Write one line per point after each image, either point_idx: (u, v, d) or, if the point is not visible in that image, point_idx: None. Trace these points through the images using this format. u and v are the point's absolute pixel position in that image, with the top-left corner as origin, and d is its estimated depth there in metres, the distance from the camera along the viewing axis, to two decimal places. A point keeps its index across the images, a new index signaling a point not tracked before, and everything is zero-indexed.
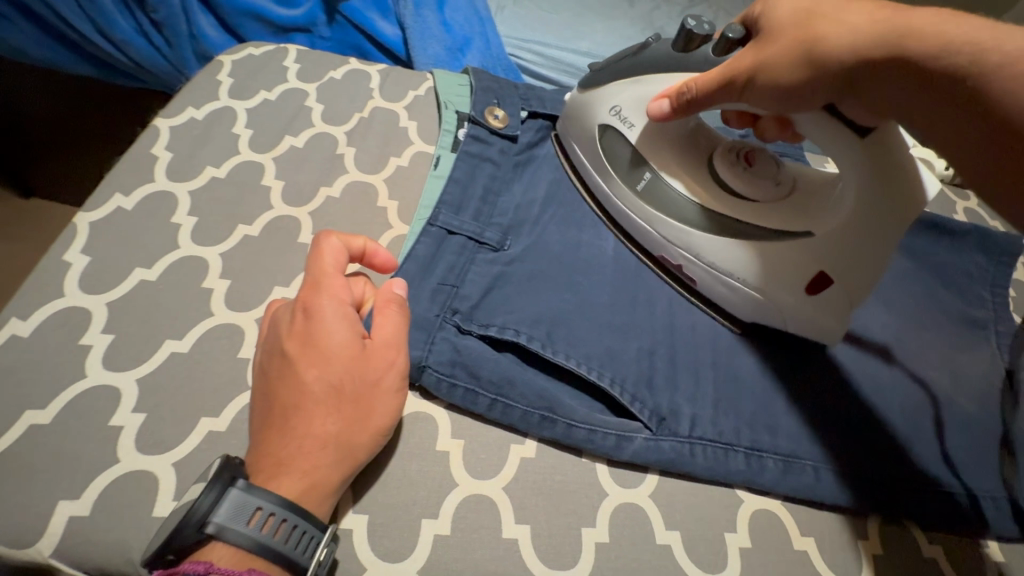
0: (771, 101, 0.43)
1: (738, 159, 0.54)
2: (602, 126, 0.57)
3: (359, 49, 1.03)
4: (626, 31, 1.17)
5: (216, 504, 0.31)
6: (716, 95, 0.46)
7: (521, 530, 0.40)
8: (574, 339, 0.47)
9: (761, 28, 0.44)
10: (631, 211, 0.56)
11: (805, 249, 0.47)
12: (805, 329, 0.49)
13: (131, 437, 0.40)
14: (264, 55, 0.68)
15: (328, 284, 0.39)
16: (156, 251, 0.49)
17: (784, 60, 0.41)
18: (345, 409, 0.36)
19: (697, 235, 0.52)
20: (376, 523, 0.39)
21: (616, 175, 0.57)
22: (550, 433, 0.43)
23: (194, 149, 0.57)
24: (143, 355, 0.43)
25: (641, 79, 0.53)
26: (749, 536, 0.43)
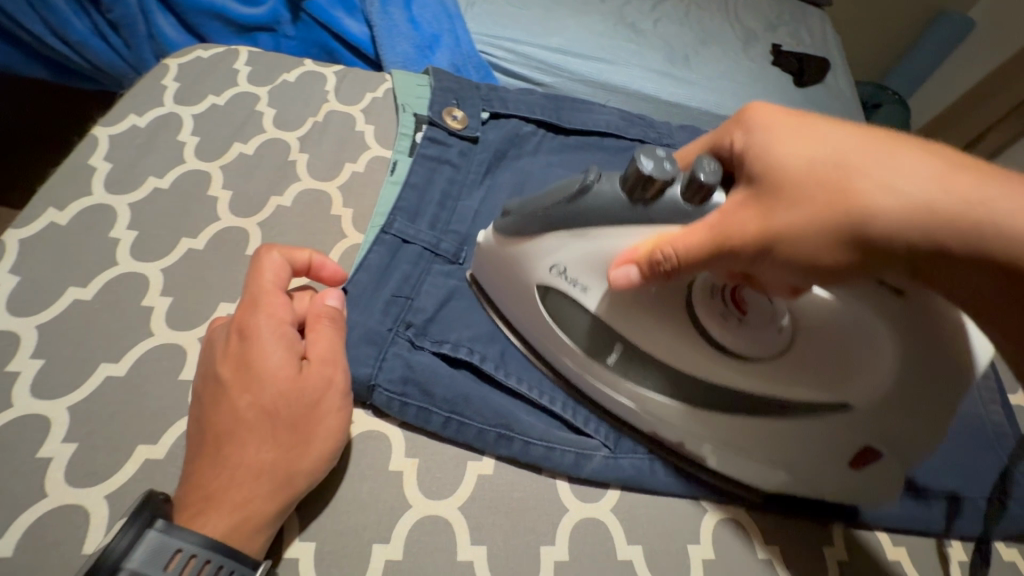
0: (793, 251, 0.33)
1: (728, 303, 0.41)
2: (541, 287, 0.43)
3: (324, 48, 0.98)
4: (596, 26, 1.16)
5: (134, 546, 0.29)
6: (710, 263, 0.34)
7: (477, 551, 0.39)
8: (525, 362, 0.46)
9: (755, 172, 0.34)
10: (589, 382, 0.44)
11: (841, 429, 0.38)
12: (827, 489, 0.42)
13: (60, 470, 0.37)
14: (213, 57, 0.65)
15: (265, 303, 0.38)
16: (92, 268, 0.47)
17: (812, 236, 0.32)
18: (281, 436, 0.35)
19: (673, 403, 0.41)
20: (324, 551, 0.37)
21: (573, 346, 0.43)
22: (507, 450, 0.42)
23: (136, 159, 0.54)
24: (74, 381, 0.41)
25: (576, 231, 0.39)
26: (713, 547, 0.42)
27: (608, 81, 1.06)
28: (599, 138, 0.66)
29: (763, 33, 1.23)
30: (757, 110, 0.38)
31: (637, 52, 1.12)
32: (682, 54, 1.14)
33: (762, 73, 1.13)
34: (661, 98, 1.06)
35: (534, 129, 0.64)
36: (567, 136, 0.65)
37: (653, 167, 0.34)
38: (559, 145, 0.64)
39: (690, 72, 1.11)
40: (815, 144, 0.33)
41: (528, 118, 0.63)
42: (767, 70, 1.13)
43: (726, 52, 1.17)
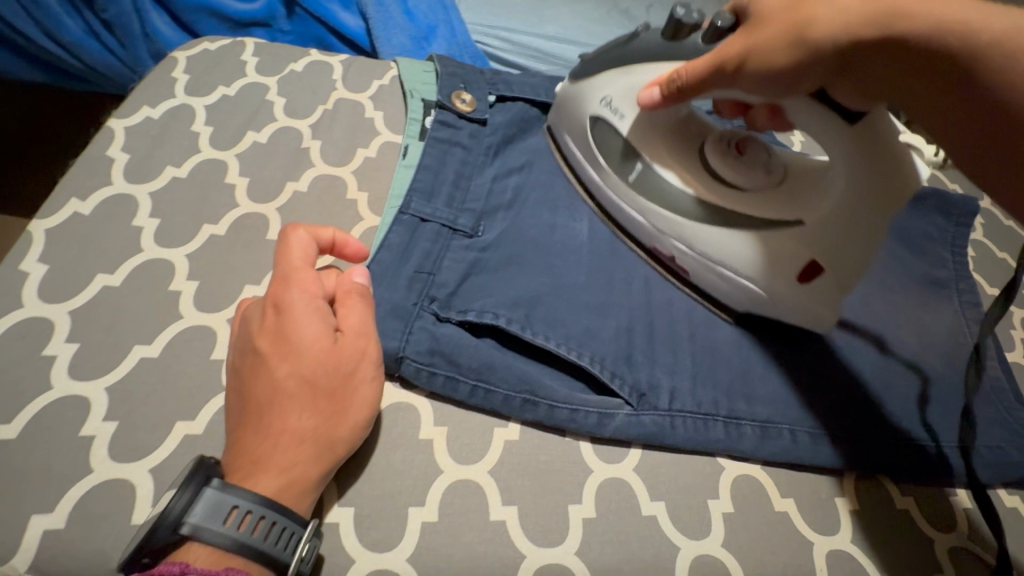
0: (760, 84, 0.41)
1: (730, 149, 0.53)
2: (591, 118, 0.56)
3: (322, 41, 1.00)
4: (591, 13, 1.17)
5: (191, 505, 0.30)
6: (710, 82, 0.43)
7: (508, 511, 0.41)
8: (552, 322, 0.47)
9: (751, 10, 0.41)
10: (615, 202, 0.55)
11: (798, 236, 0.47)
12: (808, 316, 0.48)
13: (103, 446, 0.39)
14: (220, 50, 0.66)
15: (297, 277, 0.39)
16: (118, 255, 0.48)
17: (773, 44, 0.39)
18: (321, 404, 0.36)
19: (690, 227, 0.50)
20: (364, 515, 0.39)
21: (607, 164, 0.55)
22: (533, 416, 0.44)
23: (152, 149, 0.55)
24: (110, 363, 0.42)
25: (624, 70, 0.53)
26: (731, 501, 0.45)
27: None
28: None
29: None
30: None
31: None
32: None
33: None
34: None
35: (540, 112, 0.65)
36: None
37: (683, 13, 0.46)
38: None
39: None
40: None
41: (534, 100, 0.64)
42: None
43: None
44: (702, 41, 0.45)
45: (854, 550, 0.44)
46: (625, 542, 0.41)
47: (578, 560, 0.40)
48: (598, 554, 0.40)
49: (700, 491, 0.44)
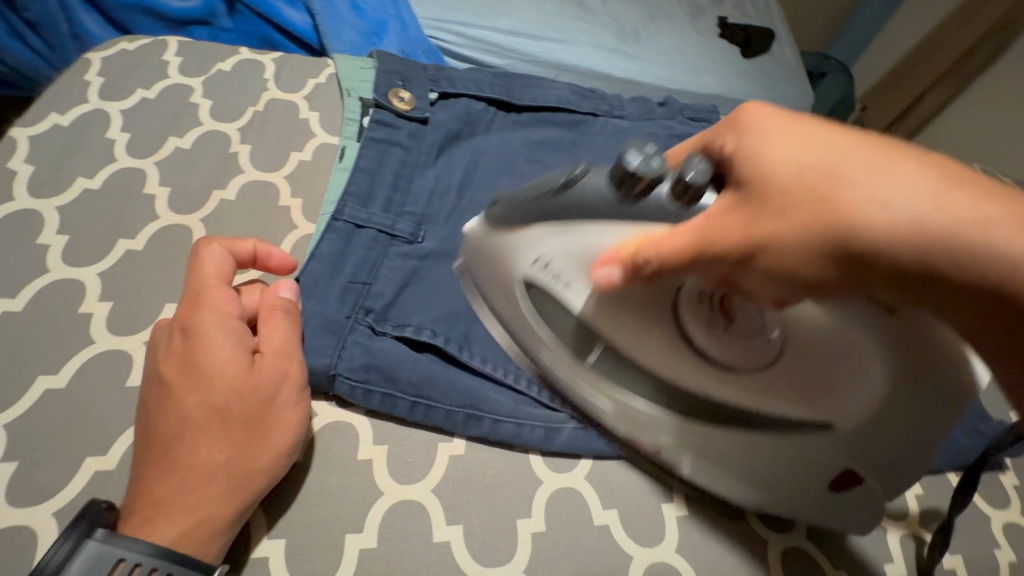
0: (765, 285, 0.31)
1: (714, 312, 0.39)
2: (524, 281, 0.39)
3: (266, 39, 0.94)
4: (546, 6, 1.15)
5: (70, 558, 0.29)
6: (695, 268, 0.32)
7: (453, 531, 0.39)
8: (489, 339, 0.46)
9: (744, 177, 0.31)
10: (583, 389, 0.42)
11: (818, 447, 0.38)
12: (808, 513, 0.42)
13: (1, 488, 0.35)
14: (140, 49, 0.62)
15: (210, 298, 0.37)
16: (21, 277, 0.44)
17: (801, 244, 0.29)
18: (233, 435, 0.34)
19: (649, 416, 0.41)
20: (296, 546, 0.36)
21: (552, 338, 0.41)
22: (476, 431, 0.42)
23: (61, 159, 0.51)
24: (10, 396, 0.39)
25: (563, 225, 0.36)
26: (686, 504, 0.43)
27: (557, 61, 1.07)
28: (550, 114, 0.66)
29: (709, 6, 1.25)
30: (754, 111, 0.34)
31: (587, 31, 1.12)
32: (632, 30, 1.15)
33: (710, 46, 1.15)
34: (613, 75, 1.06)
35: (486, 106, 0.63)
36: (518, 114, 0.64)
37: (639, 162, 0.32)
38: (513, 122, 0.64)
39: (641, 48, 1.12)
40: (812, 151, 0.30)
41: (478, 96, 0.63)
42: (713, 44, 1.16)
43: (676, 26, 1.18)
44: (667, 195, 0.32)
45: (811, 547, 0.44)
46: (575, 556, 0.40)
47: None
48: (549, 571, 0.39)
49: (653, 497, 0.43)
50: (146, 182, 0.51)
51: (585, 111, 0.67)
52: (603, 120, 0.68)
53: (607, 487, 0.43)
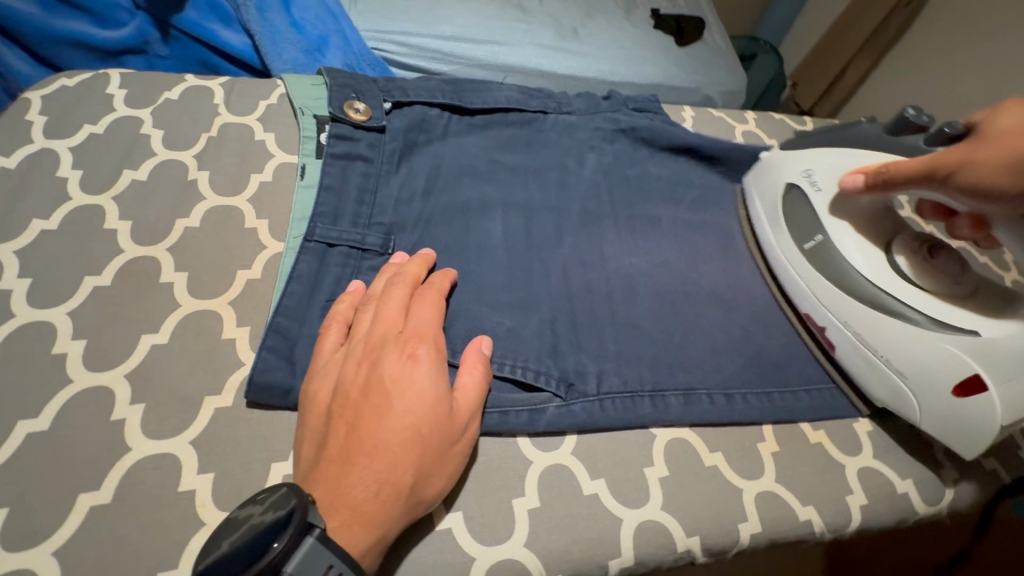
0: (973, 195, 0.44)
1: (922, 250, 0.54)
2: (789, 185, 0.60)
3: (206, 63, 0.89)
4: (488, 9, 1.21)
5: (291, 552, 0.31)
6: (919, 184, 0.47)
7: (598, 484, 0.44)
8: (603, 334, 0.51)
9: (980, 123, 0.45)
10: (790, 268, 0.57)
11: (986, 350, 0.45)
12: (938, 423, 0.49)
13: (176, 524, 0.37)
14: (136, 87, 0.61)
15: (430, 331, 0.41)
16: (111, 328, 0.44)
17: (990, 169, 0.42)
18: (428, 458, 0.36)
19: (851, 301, 0.52)
20: (473, 517, 0.41)
21: (778, 236, 0.59)
22: (580, 414, 0.46)
23: (104, 210, 0.51)
24: (145, 442, 0.40)
25: (833, 148, 0.59)
26: (775, 442, 0.50)
27: (506, 61, 1.13)
28: (502, 113, 0.68)
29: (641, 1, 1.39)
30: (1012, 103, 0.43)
31: (531, 30, 1.20)
32: (572, 27, 1.24)
33: (647, 38, 1.28)
34: (562, 71, 1.15)
35: (440, 112, 0.65)
36: (473, 117, 0.67)
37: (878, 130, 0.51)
38: (469, 126, 0.66)
39: (583, 43, 1.21)
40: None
41: (492, 108, 0.68)
42: (643, 35, 1.28)
43: (609, 21, 1.29)
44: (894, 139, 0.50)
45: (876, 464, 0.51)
46: (700, 490, 0.45)
47: (666, 515, 0.44)
48: (680, 506, 0.44)
49: (728, 432, 0.50)
50: (178, 212, 0.52)
51: (535, 109, 0.70)
52: (552, 117, 0.70)
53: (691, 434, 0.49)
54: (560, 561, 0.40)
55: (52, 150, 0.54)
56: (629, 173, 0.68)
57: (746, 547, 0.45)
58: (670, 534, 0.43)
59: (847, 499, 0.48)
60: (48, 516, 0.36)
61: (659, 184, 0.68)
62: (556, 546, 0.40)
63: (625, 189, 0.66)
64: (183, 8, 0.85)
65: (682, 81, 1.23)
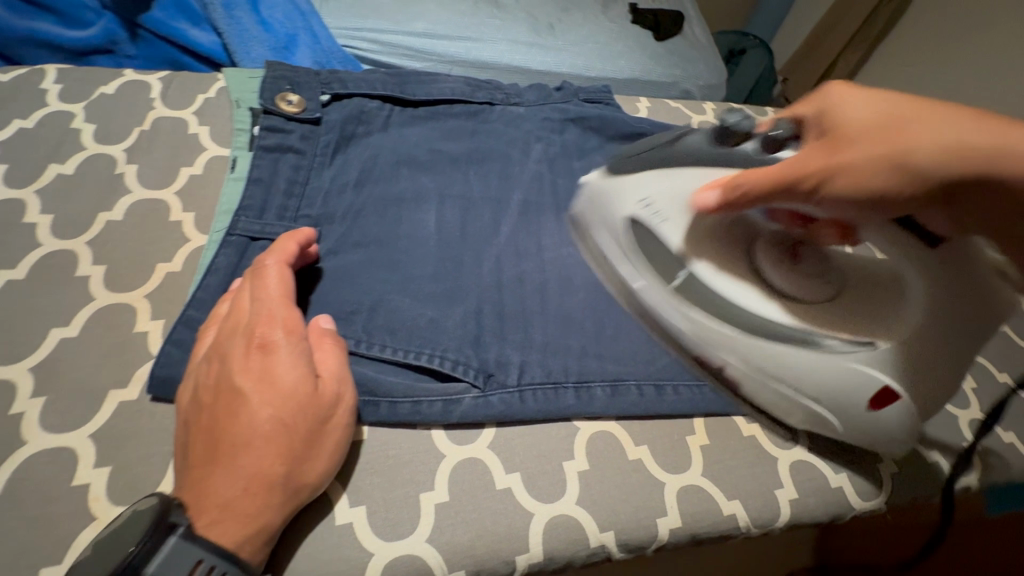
0: (841, 205, 0.40)
1: (787, 254, 0.51)
2: (630, 219, 0.53)
3: (176, 64, 0.88)
4: (461, 6, 1.20)
5: (154, 554, 0.32)
6: (778, 199, 0.42)
7: (513, 477, 0.43)
8: (528, 325, 0.50)
9: (825, 128, 0.41)
10: (654, 303, 0.52)
11: (875, 358, 0.44)
12: (841, 425, 0.47)
13: (64, 519, 0.37)
14: (74, 81, 0.61)
15: (280, 315, 0.40)
16: (20, 321, 0.44)
17: (867, 168, 0.38)
18: (297, 448, 0.37)
19: (741, 340, 0.48)
20: (376, 511, 0.40)
21: (647, 268, 0.52)
22: (498, 405, 0.45)
23: (26, 204, 0.51)
24: (41, 436, 0.39)
25: (664, 171, 0.52)
26: (705, 435, 0.49)
27: (477, 57, 1.12)
28: (446, 106, 0.67)
29: None
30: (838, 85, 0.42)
31: (504, 26, 1.18)
32: (547, 22, 1.23)
33: (623, 33, 1.26)
34: (534, 67, 1.14)
35: (380, 104, 0.65)
36: (415, 108, 0.66)
37: (734, 121, 0.48)
38: (410, 117, 0.65)
39: (558, 38, 1.20)
40: (875, 105, 0.39)
41: (435, 100, 0.67)
42: (620, 29, 1.27)
43: (586, 16, 1.28)
44: (754, 148, 0.47)
45: (809, 456, 0.50)
46: (620, 484, 0.44)
47: (581, 509, 0.43)
48: (596, 500, 0.43)
49: (655, 425, 0.48)
50: (102, 205, 0.52)
51: (481, 101, 0.69)
52: (499, 108, 0.69)
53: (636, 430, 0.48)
54: (464, 556, 0.39)
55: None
56: (576, 165, 0.67)
57: (667, 543, 0.44)
58: (583, 529, 0.42)
59: (776, 494, 0.47)
60: None
61: None
62: (460, 540, 0.40)
63: (570, 179, 0.65)
64: (151, 8, 0.84)
65: (658, 75, 1.21)
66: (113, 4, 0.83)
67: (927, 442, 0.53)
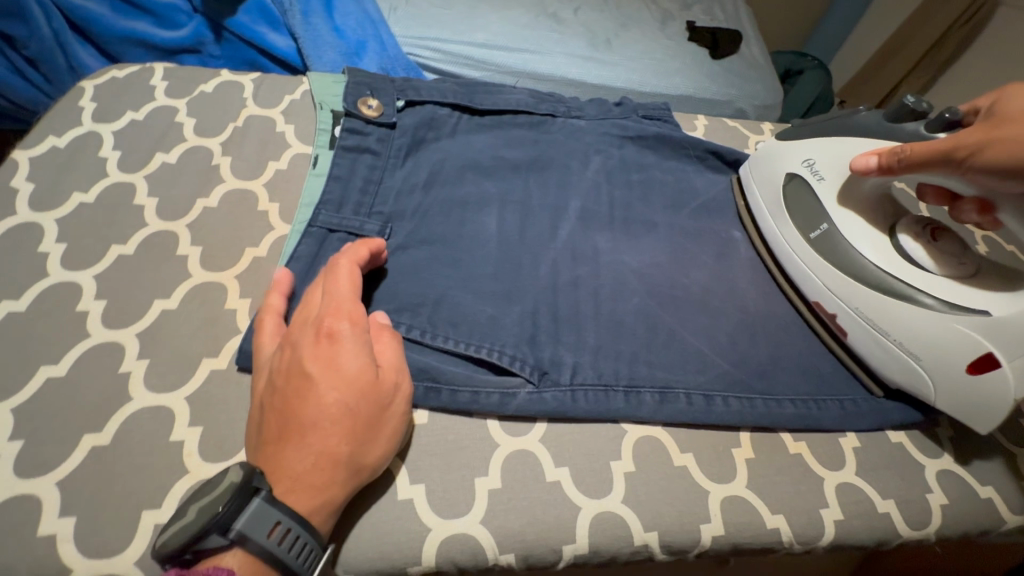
0: (985, 177, 0.45)
1: (926, 234, 0.54)
2: (791, 176, 0.61)
3: (253, 64, 0.95)
4: (522, 19, 1.24)
5: (239, 512, 0.34)
6: (931, 168, 0.48)
7: (562, 472, 0.45)
8: (580, 328, 0.52)
9: (1006, 107, 0.46)
10: (790, 252, 0.60)
11: (979, 329, 0.47)
12: (947, 395, 0.50)
13: (161, 469, 0.41)
14: (179, 80, 0.67)
15: (348, 307, 0.43)
16: (130, 291, 0.49)
17: (1017, 144, 0.43)
18: (360, 430, 0.39)
19: (855, 287, 0.54)
20: (434, 491, 0.43)
21: (792, 221, 0.60)
22: (551, 402, 0.47)
23: (136, 187, 0.56)
24: (143, 394, 0.44)
25: (830, 138, 0.60)
26: (751, 448, 0.50)
27: (535, 69, 1.15)
28: (511, 116, 0.71)
29: (679, 13, 1.39)
30: (1015, 85, 0.46)
31: (562, 39, 1.22)
32: (605, 38, 1.25)
33: (680, 51, 1.28)
34: (589, 81, 1.16)
35: (450, 111, 0.68)
36: (482, 117, 0.69)
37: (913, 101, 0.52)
38: (477, 125, 0.69)
39: (615, 54, 1.22)
40: None
41: (501, 110, 0.70)
42: (678, 48, 1.28)
43: (644, 33, 1.30)
44: (922, 129, 0.52)
45: (857, 480, 0.50)
46: (665, 489, 0.46)
47: (627, 508, 0.44)
48: (641, 501, 0.45)
49: (701, 434, 0.50)
50: (200, 192, 0.57)
51: (544, 112, 0.72)
52: (561, 120, 0.72)
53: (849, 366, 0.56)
54: (514, 540, 0.41)
55: (98, 133, 0.60)
56: (632, 177, 0.69)
57: (709, 549, 0.45)
58: (628, 527, 0.43)
59: (821, 513, 0.47)
60: (53, 450, 0.40)
61: (663, 188, 0.68)
62: (511, 525, 0.42)
63: (626, 191, 0.67)
64: (236, 12, 0.91)
65: (713, 93, 1.21)
66: (205, 9, 0.91)
67: (980, 476, 0.52)
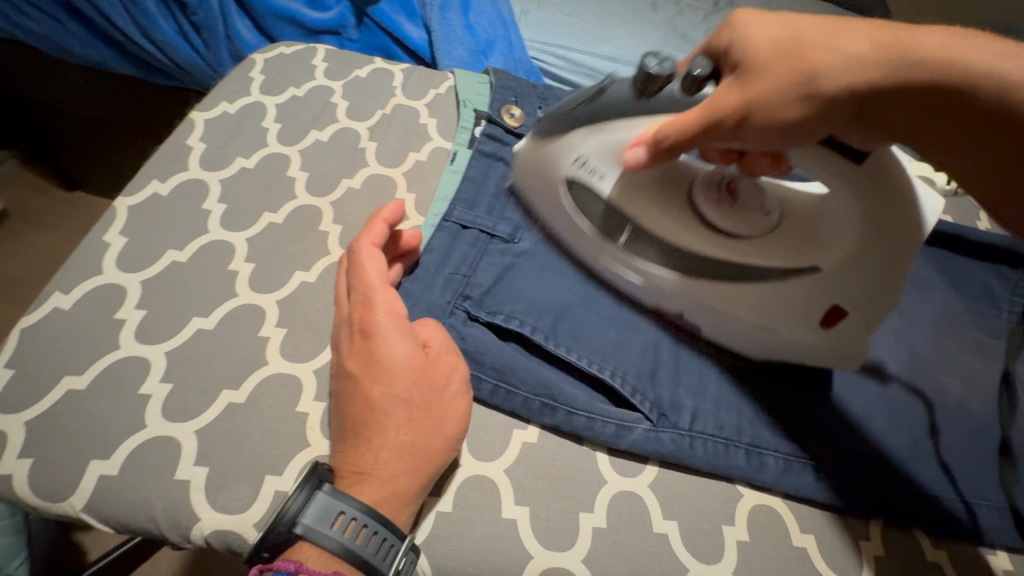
0: (767, 141, 0.37)
1: (722, 194, 0.48)
2: (568, 179, 0.49)
3: (385, 51, 0.98)
4: (650, 35, 1.18)
5: (305, 505, 0.34)
6: (701, 141, 0.38)
7: (669, 525, 0.42)
8: (703, 370, 0.49)
9: (737, 60, 0.38)
10: (604, 263, 0.52)
11: (809, 285, 0.46)
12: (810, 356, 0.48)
13: (285, 438, 0.42)
14: (338, 63, 0.70)
15: (376, 298, 0.41)
16: (274, 259, 0.52)
17: (779, 100, 0.36)
18: (418, 420, 0.38)
19: (734, 284, 0.48)
20: (539, 517, 0.41)
21: (590, 226, 0.51)
22: (669, 445, 0.44)
23: (287, 160, 0.59)
24: (278, 363, 0.46)
25: (597, 126, 0.45)
26: (882, 545, 0.44)
27: None
28: None
29: None
30: (742, 11, 0.39)
31: None
32: None
33: None
34: None
35: None
36: None
37: (656, 65, 0.40)
38: None
39: None
40: (781, 30, 0.37)
41: None
42: None
43: None
44: (677, 90, 0.40)
45: None
46: (780, 568, 0.42)
47: None
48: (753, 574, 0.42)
49: (826, 516, 0.45)
50: (345, 173, 0.59)
51: None
52: None
53: (962, 444, 0.47)
54: None
55: (262, 104, 0.64)
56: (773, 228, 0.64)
57: None
58: None
59: None
60: (197, 399, 0.43)
61: None
62: (612, 571, 0.40)
63: None
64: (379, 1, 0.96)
65: None
66: None
67: None
